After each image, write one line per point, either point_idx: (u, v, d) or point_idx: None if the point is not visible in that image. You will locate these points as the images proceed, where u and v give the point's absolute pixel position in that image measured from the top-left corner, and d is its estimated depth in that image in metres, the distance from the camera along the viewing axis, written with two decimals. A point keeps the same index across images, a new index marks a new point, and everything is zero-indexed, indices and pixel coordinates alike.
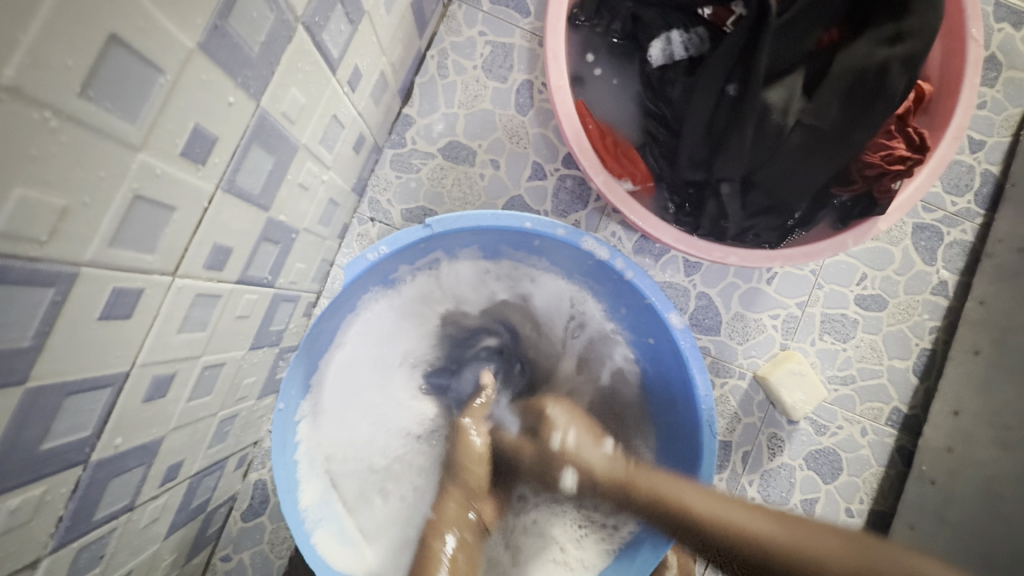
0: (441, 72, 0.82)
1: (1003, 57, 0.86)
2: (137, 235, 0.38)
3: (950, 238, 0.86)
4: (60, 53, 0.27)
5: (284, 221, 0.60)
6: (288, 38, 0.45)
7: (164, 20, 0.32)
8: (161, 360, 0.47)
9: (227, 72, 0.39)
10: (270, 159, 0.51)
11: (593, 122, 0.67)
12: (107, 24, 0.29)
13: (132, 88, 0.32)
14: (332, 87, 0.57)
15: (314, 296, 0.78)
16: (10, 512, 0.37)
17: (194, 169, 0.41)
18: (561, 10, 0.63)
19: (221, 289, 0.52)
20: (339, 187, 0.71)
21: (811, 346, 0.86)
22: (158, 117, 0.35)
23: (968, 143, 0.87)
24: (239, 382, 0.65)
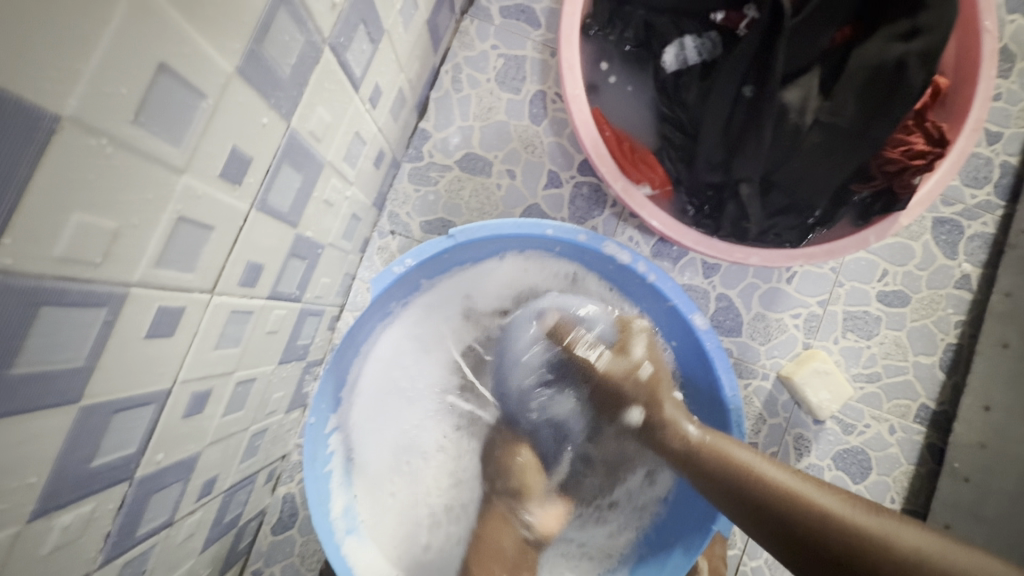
0: (455, 86, 0.84)
1: (1016, 48, 0.86)
2: (179, 255, 0.39)
3: (971, 231, 0.85)
4: (116, 82, 0.28)
5: (311, 237, 0.61)
6: (316, 60, 0.46)
7: (205, 46, 0.33)
8: (198, 377, 0.48)
9: (260, 94, 0.41)
10: (298, 177, 0.52)
11: (609, 129, 0.68)
12: (158, 53, 0.30)
13: (176, 113, 0.33)
14: (355, 105, 0.58)
15: (337, 309, 0.79)
16: (62, 528, 0.38)
17: (230, 189, 0.42)
18: (576, 20, 0.65)
19: (253, 305, 0.53)
20: (361, 202, 0.73)
21: (834, 344, 0.85)
22: (199, 140, 0.36)
23: (985, 135, 0.86)
24: (269, 396, 0.66)
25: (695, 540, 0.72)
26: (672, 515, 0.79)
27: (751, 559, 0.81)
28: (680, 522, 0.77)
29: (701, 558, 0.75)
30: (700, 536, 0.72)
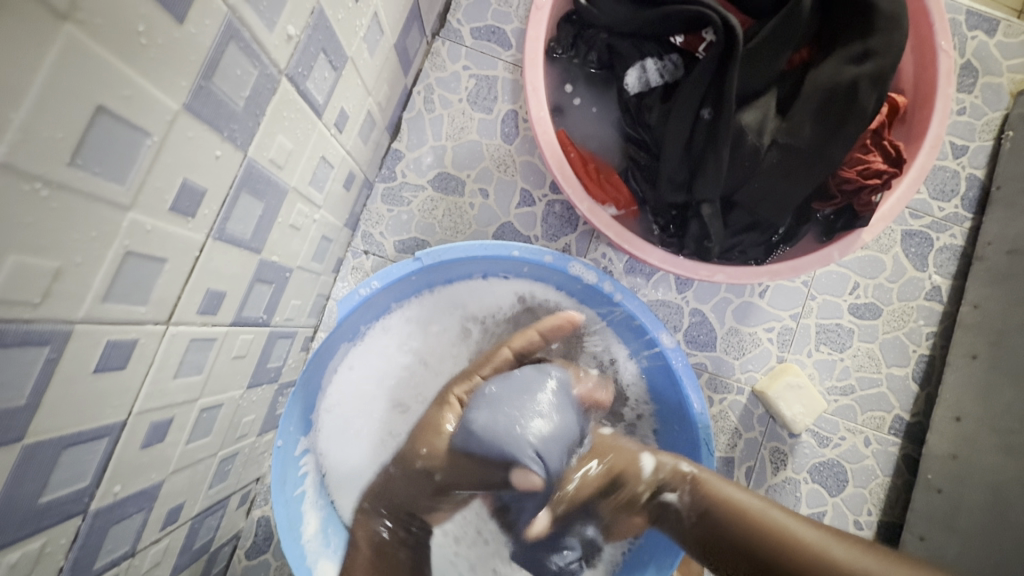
0: (427, 106, 0.84)
1: (978, 64, 0.88)
2: (128, 289, 0.39)
3: (940, 243, 0.87)
4: (50, 127, 0.29)
5: (277, 261, 0.61)
6: (272, 91, 0.47)
7: (147, 87, 0.33)
8: (157, 406, 0.48)
9: (212, 127, 0.41)
10: (258, 205, 0.52)
11: (574, 150, 0.69)
12: (95, 97, 0.30)
13: (118, 152, 0.33)
14: (319, 131, 0.59)
15: (311, 330, 0.79)
16: (10, 565, 0.38)
17: (183, 222, 0.42)
18: (539, 42, 0.65)
19: (215, 332, 0.53)
20: (331, 223, 0.73)
21: (808, 357, 0.86)
22: (146, 177, 0.36)
23: (951, 149, 0.88)
24: (238, 421, 0.66)
25: (666, 558, 0.72)
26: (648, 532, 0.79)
27: None
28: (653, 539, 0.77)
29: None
30: (671, 555, 0.72)
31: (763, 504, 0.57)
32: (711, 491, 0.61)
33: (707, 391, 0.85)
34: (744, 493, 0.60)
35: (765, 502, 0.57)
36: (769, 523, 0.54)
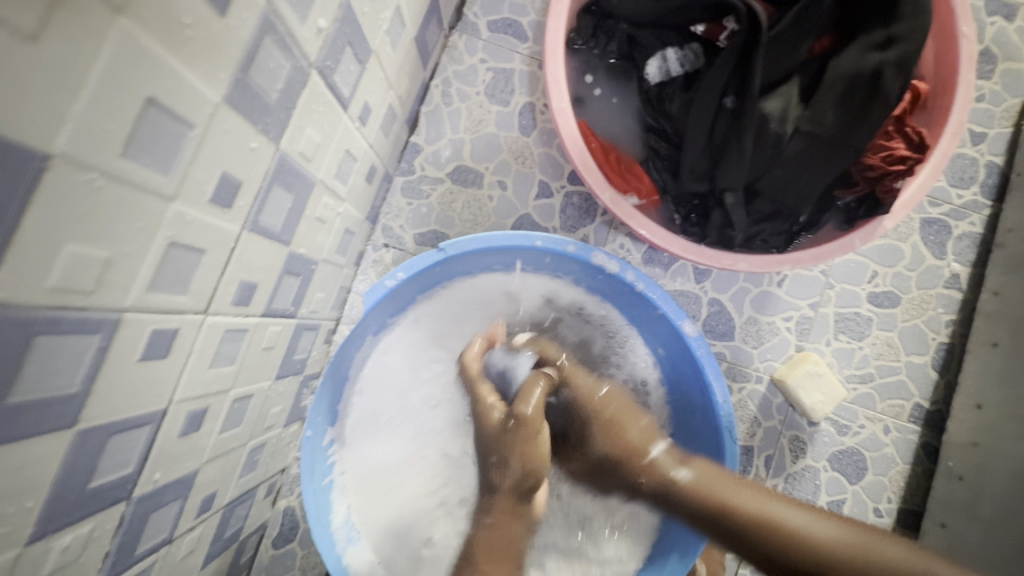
0: (445, 100, 0.85)
1: (997, 50, 0.87)
2: (170, 279, 0.40)
3: (959, 230, 0.86)
4: (103, 119, 0.29)
5: (304, 253, 0.62)
6: (303, 84, 0.47)
7: (192, 80, 0.34)
8: (194, 396, 0.49)
9: (248, 120, 0.42)
10: (289, 197, 0.53)
11: (595, 141, 0.69)
12: (145, 89, 0.31)
13: (165, 144, 0.34)
14: (344, 124, 0.60)
15: (333, 323, 0.80)
16: (62, 549, 0.39)
17: (221, 213, 0.43)
18: (560, 34, 0.66)
19: (247, 323, 0.54)
20: (354, 217, 0.74)
21: (827, 346, 0.86)
22: (188, 168, 0.37)
23: (970, 136, 0.87)
24: (266, 412, 0.67)
25: (691, 545, 0.73)
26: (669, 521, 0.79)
27: None
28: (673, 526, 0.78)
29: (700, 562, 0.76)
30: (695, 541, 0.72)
31: (772, 503, 0.59)
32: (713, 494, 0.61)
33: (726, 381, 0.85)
34: (746, 494, 0.60)
35: (774, 500, 0.59)
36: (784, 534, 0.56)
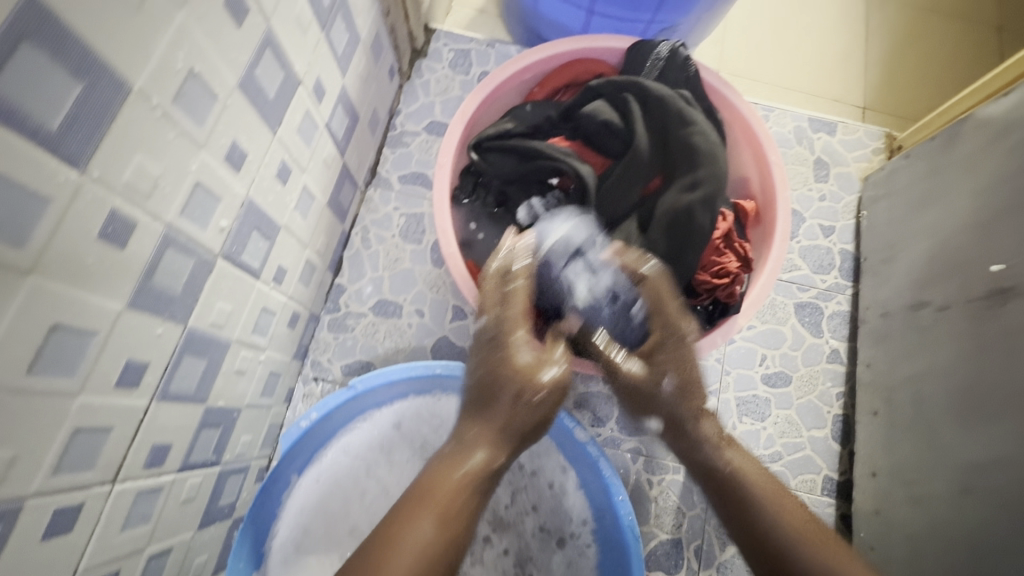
0: (364, 245, 0.97)
1: (827, 158, 1.05)
2: (78, 459, 0.46)
3: (830, 310, 0.98)
4: (16, 350, 0.38)
5: (224, 404, 0.69)
6: (208, 271, 0.57)
7: (94, 299, 0.43)
8: (105, 561, 0.53)
9: (154, 313, 0.51)
10: (201, 361, 0.61)
11: (484, 276, 0.81)
12: (52, 317, 0.40)
13: (71, 355, 0.43)
14: (258, 288, 0.69)
15: (265, 460, 0.84)
16: None
17: (129, 392, 0.50)
18: (444, 195, 0.78)
19: (162, 481, 0.59)
20: (278, 360, 0.81)
21: (734, 430, 0.92)
22: (91, 367, 0.45)
23: (821, 230, 1.02)
24: (188, 565, 0.69)
25: None
26: None
27: None
28: None
29: None
30: None
31: (783, 491, 0.63)
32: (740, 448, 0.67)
33: (646, 474, 0.90)
34: (758, 473, 0.64)
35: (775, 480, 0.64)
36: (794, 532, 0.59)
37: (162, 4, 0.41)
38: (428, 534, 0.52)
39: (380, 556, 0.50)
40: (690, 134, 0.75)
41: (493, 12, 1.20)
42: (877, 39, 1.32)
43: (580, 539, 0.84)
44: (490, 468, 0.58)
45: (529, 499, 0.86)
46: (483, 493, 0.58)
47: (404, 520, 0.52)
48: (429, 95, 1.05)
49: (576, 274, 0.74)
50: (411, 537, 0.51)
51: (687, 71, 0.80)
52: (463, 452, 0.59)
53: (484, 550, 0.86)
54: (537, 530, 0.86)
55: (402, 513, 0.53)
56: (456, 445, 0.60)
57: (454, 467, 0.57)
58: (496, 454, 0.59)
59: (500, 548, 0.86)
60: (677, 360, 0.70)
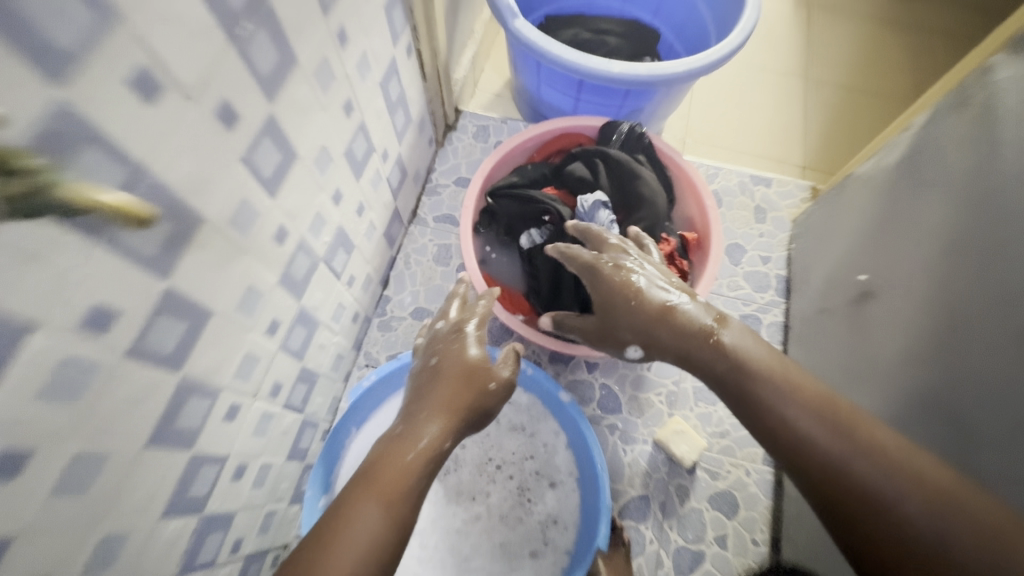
0: (406, 266, 1.28)
1: (765, 204, 1.36)
2: (243, 373, 0.75)
3: (767, 320, 1.24)
4: (234, 295, 0.68)
5: (310, 368, 0.97)
6: (314, 268, 0.88)
7: (265, 274, 0.74)
8: (242, 453, 0.81)
9: (287, 289, 0.82)
10: (303, 330, 0.90)
11: (494, 284, 1.11)
12: (249, 280, 0.71)
13: (251, 306, 0.73)
14: (337, 287, 1.00)
15: (327, 423, 1.12)
16: (171, 533, 0.68)
17: (269, 339, 0.80)
18: (468, 225, 1.09)
19: (273, 409, 0.87)
20: (343, 345, 1.10)
21: (691, 411, 1.17)
22: (257, 316, 0.75)
23: (760, 259, 1.30)
24: (276, 485, 0.96)
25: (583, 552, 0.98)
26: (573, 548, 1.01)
27: None
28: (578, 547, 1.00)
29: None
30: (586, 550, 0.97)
31: (906, 443, 0.59)
32: (840, 405, 0.64)
33: (621, 444, 1.15)
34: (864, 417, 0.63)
35: (897, 436, 0.60)
36: (892, 453, 0.58)
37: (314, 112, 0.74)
38: (373, 520, 0.60)
39: (337, 530, 0.59)
40: (642, 184, 1.06)
41: (507, 96, 1.57)
42: (813, 114, 1.66)
43: (568, 485, 1.07)
44: (440, 447, 0.71)
45: (532, 449, 1.11)
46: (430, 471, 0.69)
47: (350, 506, 0.61)
48: (457, 157, 1.40)
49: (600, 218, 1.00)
50: (361, 522, 0.59)
51: (640, 142, 1.12)
52: (412, 432, 0.71)
53: (494, 478, 1.09)
54: (535, 470, 1.09)
55: (343, 513, 0.60)
56: (412, 435, 0.71)
57: (406, 443, 0.69)
58: (445, 426, 0.73)
59: (507, 475, 1.09)
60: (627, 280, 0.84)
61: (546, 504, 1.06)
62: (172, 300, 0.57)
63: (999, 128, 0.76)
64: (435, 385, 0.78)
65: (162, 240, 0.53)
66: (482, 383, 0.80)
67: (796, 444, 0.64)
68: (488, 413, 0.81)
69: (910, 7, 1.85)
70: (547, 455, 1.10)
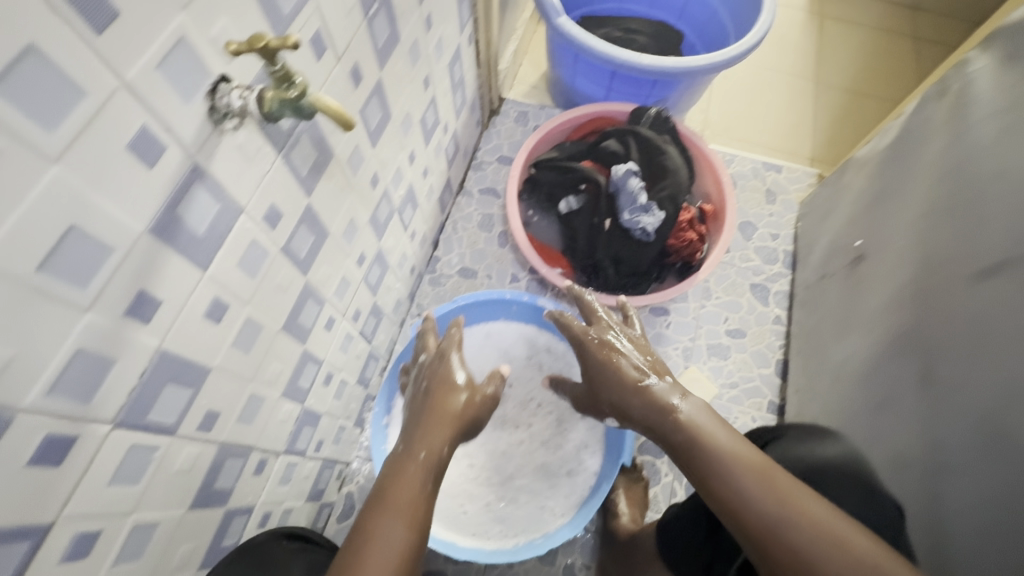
0: (454, 231, 1.45)
1: (775, 188, 1.51)
2: (340, 292, 0.92)
3: (775, 289, 1.39)
4: (343, 222, 0.85)
5: (379, 305, 1.14)
6: (391, 216, 1.05)
7: (362, 212, 0.91)
8: (331, 363, 0.97)
9: (373, 229, 0.98)
10: (378, 269, 1.07)
11: (536, 243, 1.28)
12: (353, 213, 0.88)
13: (351, 236, 0.90)
14: (403, 238, 1.16)
15: (385, 361, 1.28)
16: (286, 411, 0.84)
17: (358, 268, 0.97)
18: (513, 191, 1.26)
19: (353, 333, 1.04)
20: (402, 293, 1.27)
21: (705, 364, 1.32)
22: (353, 246, 0.92)
23: (770, 235, 1.45)
24: (347, 403, 1.12)
25: (609, 470, 1.13)
26: (602, 469, 1.15)
27: None
28: (604, 469, 1.14)
29: (624, 508, 1.12)
30: (612, 468, 1.13)
31: (840, 527, 0.63)
32: (778, 474, 0.69)
33: None
34: (815, 499, 0.66)
35: (841, 518, 0.64)
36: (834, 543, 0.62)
37: (404, 81, 0.91)
38: (396, 534, 0.65)
39: (363, 549, 0.64)
40: (666, 159, 1.22)
41: (542, 88, 1.74)
42: (822, 112, 1.81)
43: (597, 415, 1.20)
44: (441, 452, 0.76)
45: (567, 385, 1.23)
46: (433, 476, 0.74)
47: (372, 523, 0.66)
48: (499, 139, 1.57)
49: (629, 182, 1.16)
50: (387, 538, 0.65)
51: (667, 124, 1.28)
52: (406, 455, 0.74)
53: (533, 415, 1.21)
54: (571, 404, 1.21)
55: (366, 527, 0.66)
56: (417, 448, 0.75)
57: (402, 469, 0.72)
58: (444, 438, 0.77)
59: (544, 412, 1.21)
60: (609, 353, 0.91)
61: (578, 432, 1.19)
62: (310, 215, 0.74)
63: (970, 112, 0.91)
64: (432, 404, 0.80)
65: (311, 165, 0.70)
66: (472, 398, 0.83)
67: (741, 518, 0.67)
68: (478, 423, 0.85)
69: (916, 18, 2.00)
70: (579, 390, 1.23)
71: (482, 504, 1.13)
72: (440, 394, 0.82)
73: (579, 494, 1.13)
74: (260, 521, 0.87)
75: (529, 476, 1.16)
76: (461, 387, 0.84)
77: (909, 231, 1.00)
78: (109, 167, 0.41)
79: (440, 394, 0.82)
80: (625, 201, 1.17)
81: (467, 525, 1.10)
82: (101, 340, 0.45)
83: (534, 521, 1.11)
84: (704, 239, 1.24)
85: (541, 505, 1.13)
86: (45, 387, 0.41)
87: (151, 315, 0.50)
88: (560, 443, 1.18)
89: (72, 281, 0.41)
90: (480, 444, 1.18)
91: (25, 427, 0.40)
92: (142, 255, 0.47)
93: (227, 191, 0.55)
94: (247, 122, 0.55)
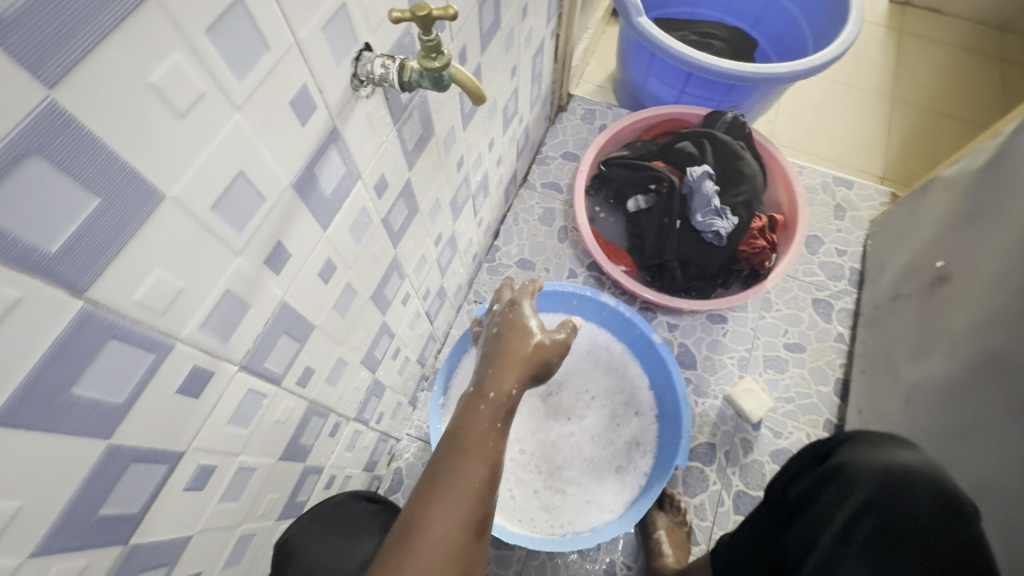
0: (515, 223, 1.46)
1: (845, 204, 1.48)
2: (417, 269, 0.94)
3: (839, 306, 1.36)
4: (430, 201, 0.88)
5: (444, 287, 1.16)
6: (466, 200, 1.07)
7: (446, 193, 0.94)
8: (400, 338, 1.00)
9: (451, 211, 1.00)
10: (449, 251, 1.09)
11: (601, 239, 1.29)
12: (438, 194, 0.90)
13: (434, 215, 0.92)
14: (472, 223, 1.18)
15: (440, 343, 1.30)
16: (360, 379, 0.87)
17: (433, 249, 0.99)
18: (581, 186, 1.27)
19: (421, 311, 1.06)
20: (463, 278, 1.29)
21: (760, 376, 1.30)
22: (434, 226, 0.94)
23: (836, 251, 1.42)
24: (407, 379, 1.14)
25: (661, 472, 1.12)
26: (652, 470, 1.14)
27: (720, 530, 1.16)
28: (654, 471, 1.14)
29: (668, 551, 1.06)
30: (663, 471, 1.11)
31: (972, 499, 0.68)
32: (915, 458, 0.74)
33: (693, 396, 1.28)
34: None
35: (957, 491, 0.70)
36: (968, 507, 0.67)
37: (497, 69, 0.94)
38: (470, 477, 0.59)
39: (437, 489, 0.59)
40: (742, 165, 1.21)
41: (609, 87, 1.75)
42: (896, 130, 1.75)
43: (651, 416, 1.21)
44: (510, 394, 0.68)
45: (621, 384, 1.24)
46: (504, 418, 0.67)
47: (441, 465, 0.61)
48: (565, 135, 1.58)
49: (704, 184, 1.17)
50: (463, 475, 0.60)
51: (744, 130, 1.27)
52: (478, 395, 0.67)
53: (585, 411, 1.22)
54: (624, 401, 1.23)
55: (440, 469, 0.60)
56: (488, 388, 0.67)
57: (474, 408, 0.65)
58: (513, 383, 0.68)
59: (598, 407, 1.22)
60: None
61: (630, 430, 1.20)
62: (408, 189, 0.76)
63: None
64: (500, 351, 0.72)
65: (416, 140, 0.72)
66: (544, 349, 0.73)
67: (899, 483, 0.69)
68: (550, 368, 0.75)
69: (1001, 40, 1.92)
70: (632, 389, 1.24)
71: (529, 491, 1.14)
72: (510, 342, 0.73)
73: (627, 491, 1.13)
74: (325, 484, 0.89)
75: (579, 468, 1.16)
76: (533, 337, 0.73)
77: (999, 255, 0.97)
78: (273, 121, 0.44)
79: (508, 341, 0.73)
80: (697, 204, 1.18)
81: (512, 512, 1.11)
82: (243, 283, 0.48)
83: (581, 513, 1.11)
84: (774, 248, 1.22)
85: (588, 498, 1.13)
86: (199, 322, 0.44)
87: (281, 266, 0.52)
88: (610, 440, 1.19)
89: (233, 224, 0.44)
90: (531, 433, 1.19)
91: (180, 357, 0.43)
92: (284, 207, 0.49)
93: (353, 156, 0.58)
94: (377, 92, 0.57)
